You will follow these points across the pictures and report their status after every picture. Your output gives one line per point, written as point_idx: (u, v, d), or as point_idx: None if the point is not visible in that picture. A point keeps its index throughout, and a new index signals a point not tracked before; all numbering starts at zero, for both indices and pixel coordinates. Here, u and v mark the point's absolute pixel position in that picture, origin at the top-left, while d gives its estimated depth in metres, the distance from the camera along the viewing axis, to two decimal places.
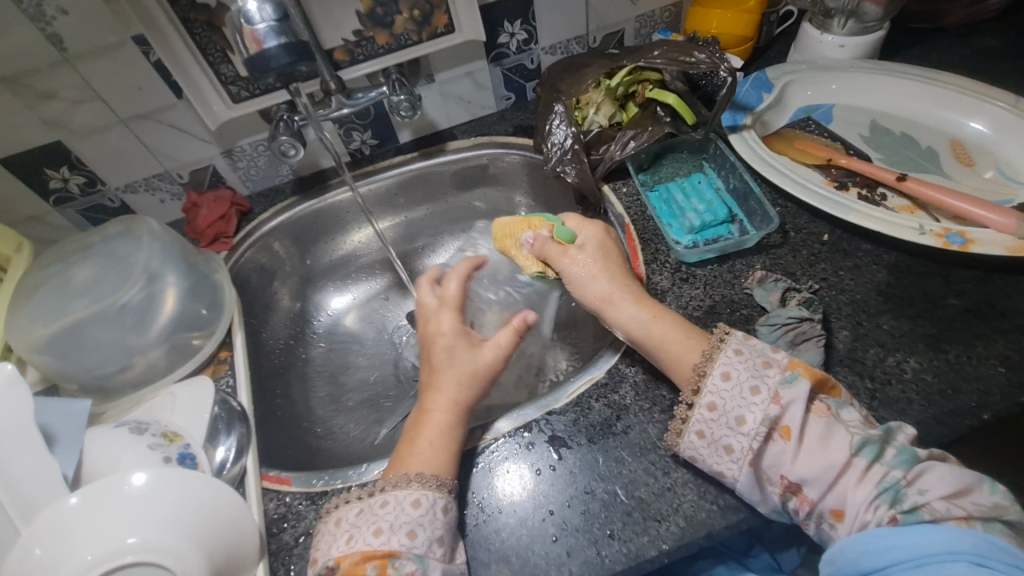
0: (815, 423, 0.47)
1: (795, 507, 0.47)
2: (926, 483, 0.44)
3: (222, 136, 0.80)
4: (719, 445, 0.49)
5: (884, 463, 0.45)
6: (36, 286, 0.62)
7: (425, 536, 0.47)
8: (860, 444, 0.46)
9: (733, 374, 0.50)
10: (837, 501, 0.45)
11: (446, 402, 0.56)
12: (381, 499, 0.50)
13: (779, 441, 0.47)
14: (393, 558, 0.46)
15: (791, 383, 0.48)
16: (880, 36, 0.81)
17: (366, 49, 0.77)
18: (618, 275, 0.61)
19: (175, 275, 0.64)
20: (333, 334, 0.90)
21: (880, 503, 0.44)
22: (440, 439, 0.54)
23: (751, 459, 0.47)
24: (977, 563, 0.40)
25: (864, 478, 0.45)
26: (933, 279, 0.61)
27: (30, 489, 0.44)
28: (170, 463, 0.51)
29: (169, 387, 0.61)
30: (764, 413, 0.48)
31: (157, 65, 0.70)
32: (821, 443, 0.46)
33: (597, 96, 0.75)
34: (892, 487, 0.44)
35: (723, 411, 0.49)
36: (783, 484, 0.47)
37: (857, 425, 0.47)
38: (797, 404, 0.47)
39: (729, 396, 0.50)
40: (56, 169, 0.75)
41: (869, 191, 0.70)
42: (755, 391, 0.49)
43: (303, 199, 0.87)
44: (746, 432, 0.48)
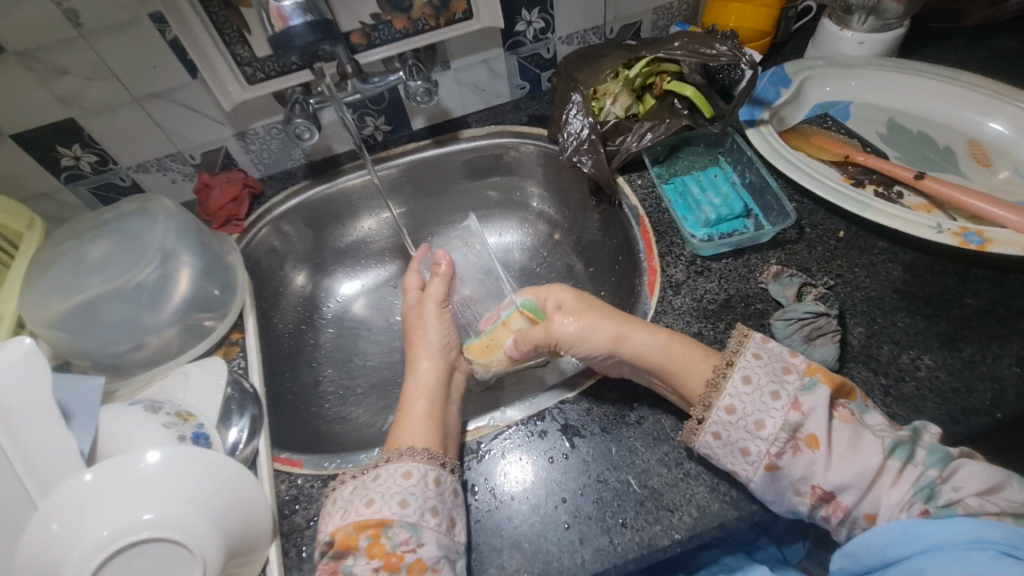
0: (840, 429, 0.47)
1: (825, 515, 0.47)
2: (960, 480, 0.44)
3: (236, 118, 0.79)
4: (736, 448, 0.49)
5: (917, 463, 0.45)
6: (49, 263, 0.62)
7: (417, 505, 0.48)
8: (891, 446, 0.46)
9: (753, 378, 0.50)
10: (871, 505, 0.45)
11: (423, 360, 0.62)
12: (375, 473, 0.51)
13: (806, 450, 0.47)
14: (386, 527, 0.47)
15: (811, 390, 0.48)
16: (900, 33, 0.80)
17: (383, 33, 0.76)
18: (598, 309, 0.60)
19: (189, 255, 0.63)
20: (342, 320, 0.90)
21: (914, 500, 0.44)
22: (421, 404, 0.57)
23: (768, 463, 0.47)
24: (1005, 552, 0.40)
25: (898, 480, 0.45)
26: (948, 278, 0.61)
27: (47, 463, 0.44)
28: (185, 441, 0.51)
29: (181, 367, 0.61)
30: (784, 419, 0.48)
31: (173, 43, 0.69)
32: (849, 449, 0.46)
33: (615, 88, 0.75)
34: (927, 486, 0.44)
35: (741, 414, 0.49)
36: (814, 494, 0.46)
37: (883, 429, 0.48)
38: (819, 411, 0.47)
39: (749, 401, 0.49)
40: (69, 146, 0.75)
41: (885, 189, 0.69)
42: (775, 395, 0.49)
43: (315, 184, 0.87)
44: (766, 437, 0.47)
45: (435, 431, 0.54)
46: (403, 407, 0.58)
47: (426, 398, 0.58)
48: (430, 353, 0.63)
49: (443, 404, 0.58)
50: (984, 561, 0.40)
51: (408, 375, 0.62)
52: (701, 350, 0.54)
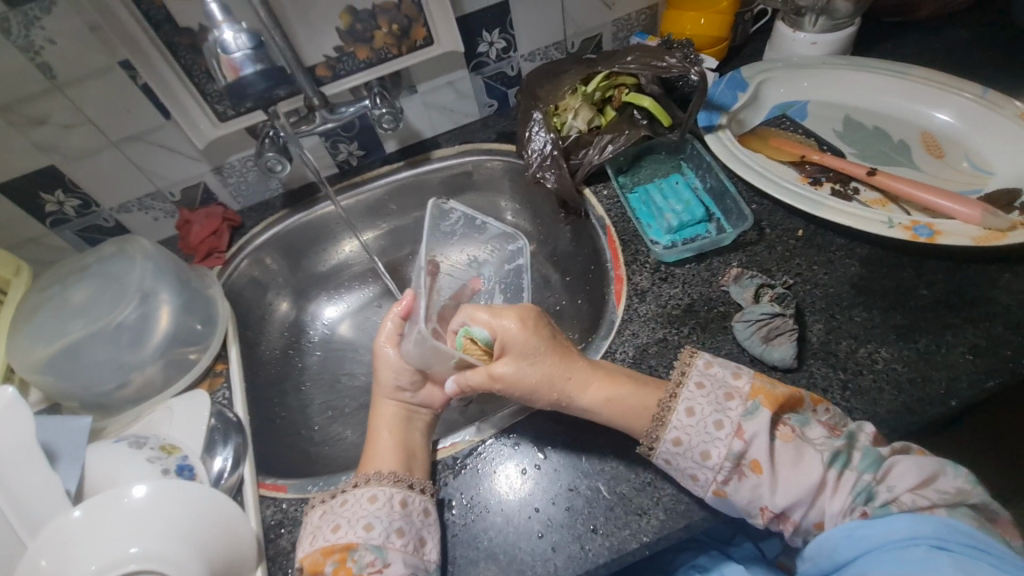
0: (782, 448, 0.49)
1: (779, 526, 0.50)
2: (895, 478, 0.47)
3: (211, 154, 0.82)
4: (687, 474, 0.51)
5: (852, 469, 0.48)
6: (36, 308, 0.65)
7: (382, 528, 0.50)
8: (830, 459, 0.48)
9: (697, 409, 0.52)
10: (817, 515, 0.48)
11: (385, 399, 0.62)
12: (342, 499, 0.53)
13: (751, 475, 0.49)
14: (352, 551, 0.49)
15: (752, 415, 0.50)
16: (851, 32, 0.82)
17: (348, 65, 0.79)
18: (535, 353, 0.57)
19: (169, 292, 0.66)
20: (328, 343, 0.92)
21: (854, 505, 0.47)
22: (387, 437, 0.59)
23: (717, 488, 0.49)
24: (937, 545, 0.43)
25: (838, 488, 0.48)
26: (903, 271, 0.63)
27: (35, 505, 0.46)
28: (169, 474, 0.53)
29: (166, 402, 0.63)
30: (728, 448, 0.49)
31: (144, 88, 0.72)
32: (792, 469, 0.48)
33: (574, 103, 0.77)
34: (864, 490, 0.47)
35: (688, 446, 0.51)
36: (765, 515, 0.49)
37: (822, 442, 0.49)
38: (760, 436, 0.49)
39: (705, 403, 0.52)
40: (52, 193, 0.78)
41: (842, 186, 0.71)
42: (719, 425, 0.51)
43: (293, 212, 0.89)
44: (712, 466, 0.49)
45: (399, 457, 0.57)
46: (370, 438, 0.60)
47: (388, 431, 0.60)
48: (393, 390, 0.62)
49: (406, 434, 0.60)
50: (919, 557, 0.43)
51: (372, 412, 0.63)
52: (641, 396, 0.54)
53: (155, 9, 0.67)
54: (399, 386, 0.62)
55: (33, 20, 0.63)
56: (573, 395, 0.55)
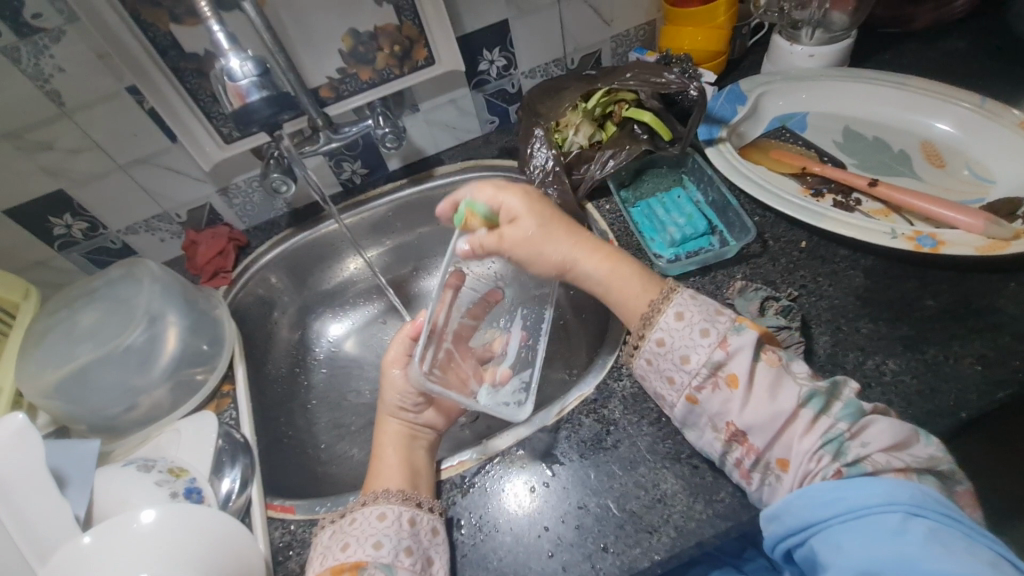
0: (764, 371, 0.52)
1: (738, 457, 0.51)
2: (869, 435, 0.48)
3: (217, 175, 0.83)
4: (664, 375, 0.56)
5: (830, 415, 0.50)
6: (44, 332, 0.65)
7: (392, 546, 0.50)
8: (807, 396, 0.50)
9: (686, 316, 0.57)
10: (782, 450, 0.50)
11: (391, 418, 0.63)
12: (350, 517, 0.53)
13: (724, 389, 0.52)
14: (361, 570, 0.48)
15: (739, 331, 0.54)
16: (848, 44, 0.83)
17: (351, 85, 0.80)
18: (563, 230, 0.65)
19: (176, 314, 0.66)
20: (334, 360, 0.92)
21: (824, 453, 0.48)
22: (393, 455, 0.59)
23: (690, 393, 0.53)
24: (913, 513, 0.43)
25: (810, 430, 0.49)
26: (908, 281, 0.63)
27: (44, 531, 0.46)
28: (177, 498, 0.53)
29: (174, 424, 0.63)
30: (709, 355, 0.53)
31: (150, 113, 0.73)
32: (769, 393, 0.51)
33: (575, 119, 0.79)
34: (835, 438, 0.48)
35: (670, 347, 0.56)
36: (729, 431, 0.52)
37: (804, 378, 0.52)
38: (742, 353, 0.53)
39: (678, 335, 0.56)
40: (60, 217, 0.78)
41: (844, 197, 0.71)
42: (704, 333, 0.55)
43: (298, 231, 0.90)
44: (690, 370, 0.54)
45: (405, 475, 0.57)
46: (376, 456, 0.60)
47: (394, 450, 0.60)
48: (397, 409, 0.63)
49: (410, 454, 0.60)
50: (895, 525, 0.42)
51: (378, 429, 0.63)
52: (641, 283, 0.61)
53: (162, 36, 0.68)
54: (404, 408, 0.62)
55: (43, 50, 0.65)
56: (578, 261, 0.64)
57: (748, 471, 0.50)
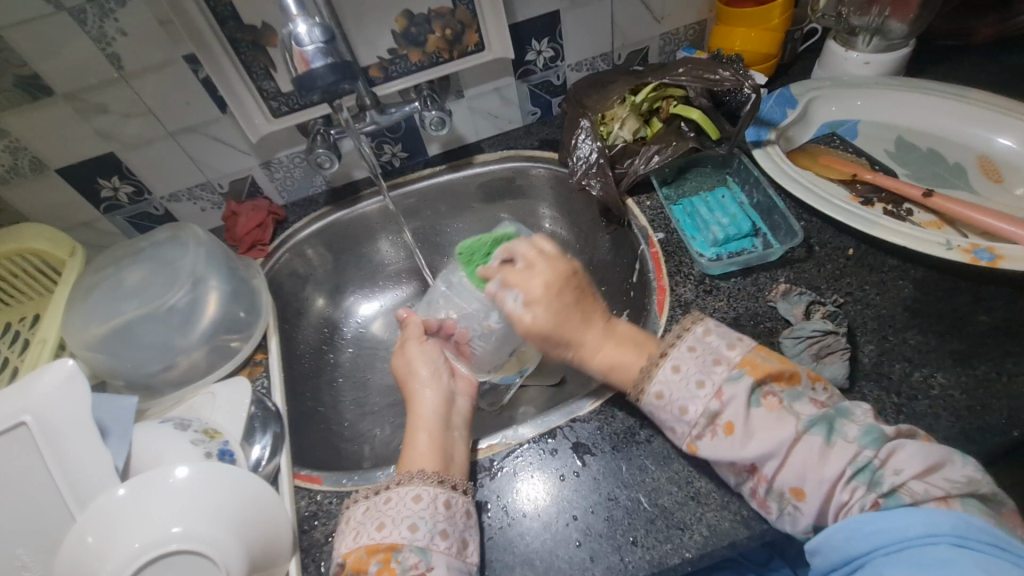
0: (764, 412, 0.49)
1: (751, 487, 0.49)
2: (899, 462, 0.45)
3: (261, 148, 0.84)
4: (666, 426, 0.54)
5: (849, 441, 0.46)
6: (90, 288, 0.66)
7: (427, 529, 0.49)
8: (811, 424, 0.48)
9: (682, 368, 0.53)
10: (795, 480, 0.47)
11: (423, 427, 0.60)
12: (386, 496, 0.52)
13: (723, 435, 0.50)
14: (396, 552, 0.48)
15: (735, 379, 0.51)
16: (905, 53, 0.81)
17: (400, 67, 0.80)
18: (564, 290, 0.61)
19: (218, 279, 0.67)
20: (361, 340, 0.93)
21: (855, 484, 0.45)
22: (423, 439, 0.58)
23: (692, 441, 0.51)
24: (958, 544, 0.40)
25: (830, 456, 0.46)
26: (961, 295, 0.61)
27: (87, 478, 0.47)
28: (211, 457, 0.54)
29: (209, 387, 0.64)
30: (705, 406, 0.51)
31: (204, 82, 0.74)
32: (770, 424, 0.48)
33: (622, 112, 0.77)
34: (865, 467, 0.45)
35: (668, 400, 0.53)
36: (738, 468, 0.49)
37: (808, 411, 0.49)
38: (738, 398, 0.50)
39: (676, 387, 0.53)
40: (108, 179, 0.80)
41: (895, 207, 0.70)
42: (700, 384, 0.52)
43: (336, 209, 0.91)
44: (688, 420, 0.51)
45: (437, 455, 0.56)
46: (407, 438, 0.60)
47: (426, 432, 0.59)
48: (427, 422, 0.60)
49: (444, 429, 0.60)
50: (938, 556, 0.40)
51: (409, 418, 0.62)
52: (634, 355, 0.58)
53: (223, 6, 0.69)
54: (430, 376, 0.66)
55: (108, 13, 0.66)
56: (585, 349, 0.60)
57: (764, 500, 0.49)
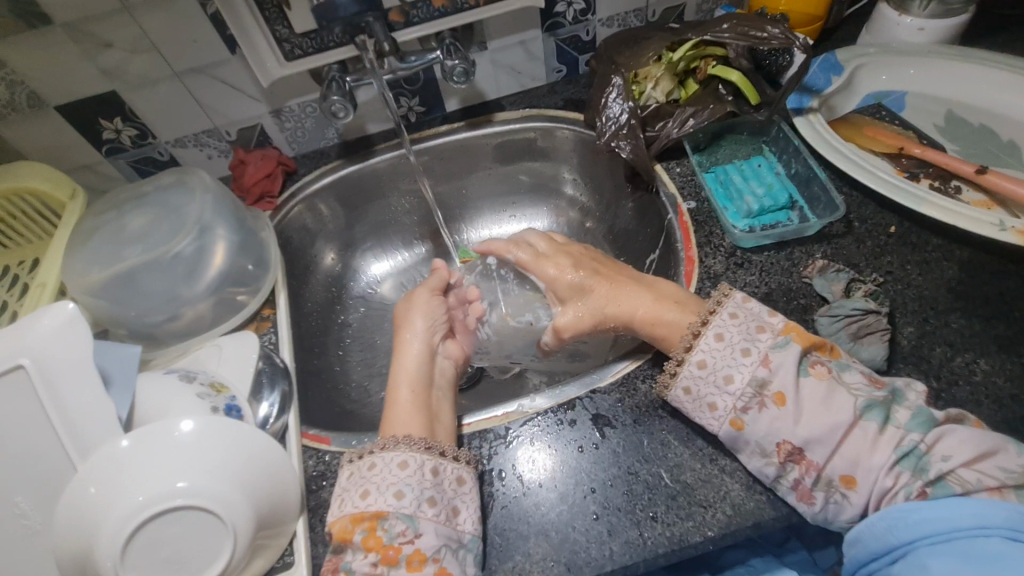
0: (814, 386, 0.47)
1: (795, 478, 0.46)
2: (948, 449, 0.43)
3: (272, 95, 0.79)
4: (703, 402, 0.50)
5: (898, 425, 0.45)
6: (91, 232, 0.63)
7: (414, 497, 0.48)
8: (865, 406, 0.45)
9: (726, 336, 0.51)
10: (846, 466, 0.45)
11: (405, 386, 0.57)
12: (370, 462, 0.50)
13: (771, 407, 0.47)
14: (382, 520, 0.47)
15: (782, 347, 0.48)
16: (964, 20, 0.75)
17: (421, 11, 0.75)
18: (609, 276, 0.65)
19: (225, 229, 0.64)
20: (371, 301, 0.90)
21: (901, 470, 0.43)
22: (407, 391, 0.57)
23: (733, 417, 0.48)
24: (1010, 537, 0.38)
25: (880, 444, 0.44)
26: (1009, 279, 0.58)
27: (88, 426, 0.45)
28: (218, 413, 0.51)
29: (215, 340, 0.62)
30: (752, 374, 0.48)
31: (213, 17, 0.70)
32: (822, 405, 0.46)
33: (657, 71, 0.73)
34: (911, 452, 0.43)
35: (711, 368, 0.50)
36: (782, 451, 0.47)
37: (860, 387, 0.47)
38: (786, 368, 0.47)
39: (720, 356, 0.50)
40: (110, 119, 0.76)
41: (942, 183, 0.66)
42: (745, 352, 0.49)
43: (348, 163, 0.87)
44: (733, 391, 0.49)
45: (420, 413, 0.54)
46: (393, 378, 0.59)
47: (410, 381, 0.58)
48: (410, 379, 0.58)
49: (427, 390, 0.58)
50: (988, 550, 0.38)
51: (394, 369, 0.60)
52: (684, 315, 0.55)
53: None
54: (430, 334, 0.63)
55: None
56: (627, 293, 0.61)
57: (809, 491, 0.46)
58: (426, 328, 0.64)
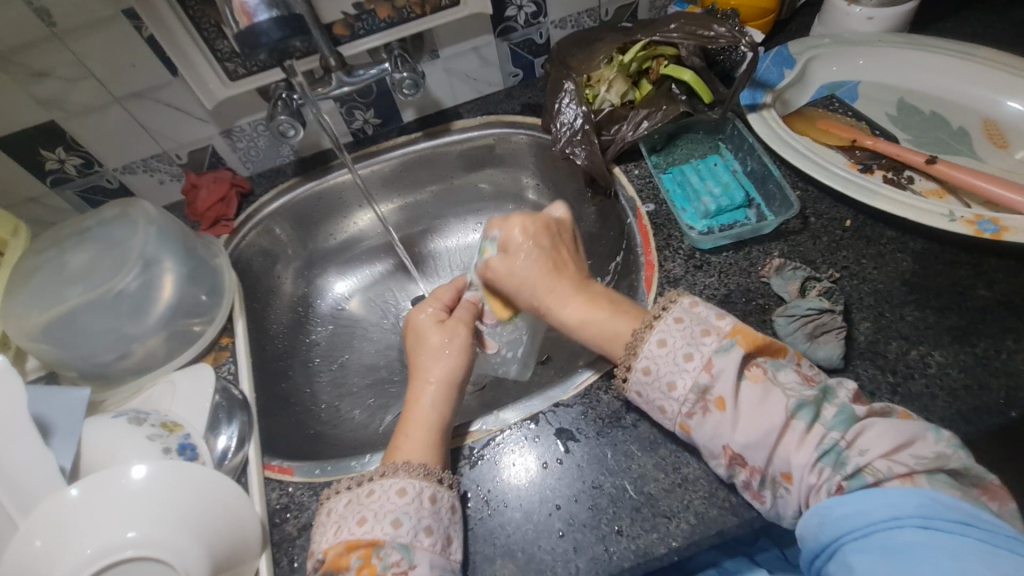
0: (747, 389, 0.46)
1: (744, 480, 0.46)
2: (866, 442, 0.42)
3: (220, 116, 0.77)
4: (655, 405, 0.50)
5: (821, 424, 0.44)
6: (33, 271, 0.61)
7: (410, 525, 0.46)
8: (795, 406, 0.44)
9: (669, 341, 0.49)
10: (782, 465, 0.44)
11: (423, 427, 0.54)
12: (368, 488, 0.49)
13: (714, 412, 0.46)
14: (377, 548, 0.46)
15: (725, 351, 0.47)
16: (911, 7, 0.76)
17: (366, 24, 0.73)
18: (557, 272, 0.56)
19: (173, 261, 0.62)
20: (338, 319, 0.89)
21: (823, 467, 0.42)
22: (427, 432, 0.53)
23: (682, 420, 0.48)
24: (924, 525, 0.38)
25: (804, 442, 0.43)
26: (962, 268, 0.58)
27: (26, 481, 0.43)
28: (170, 454, 0.50)
29: (169, 376, 0.60)
30: (694, 380, 0.47)
31: (150, 41, 0.67)
32: (755, 407, 0.45)
33: (609, 74, 0.72)
34: (831, 449, 0.43)
35: (656, 375, 0.49)
36: (728, 454, 0.46)
37: (793, 386, 0.46)
38: (728, 372, 0.46)
39: (663, 362, 0.49)
40: (52, 150, 0.73)
41: (895, 174, 0.66)
42: (688, 357, 0.48)
43: (305, 180, 0.85)
44: (677, 398, 0.48)
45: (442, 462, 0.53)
46: (408, 417, 0.55)
47: (430, 427, 0.54)
48: (429, 417, 0.55)
49: (446, 430, 0.54)
50: (905, 540, 0.38)
51: (411, 399, 0.56)
52: (620, 326, 0.53)
53: None
54: (455, 377, 0.58)
55: None
56: (550, 306, 0.55)
57: (759, 491, 0.45)
58: (450, 368, 0.58)
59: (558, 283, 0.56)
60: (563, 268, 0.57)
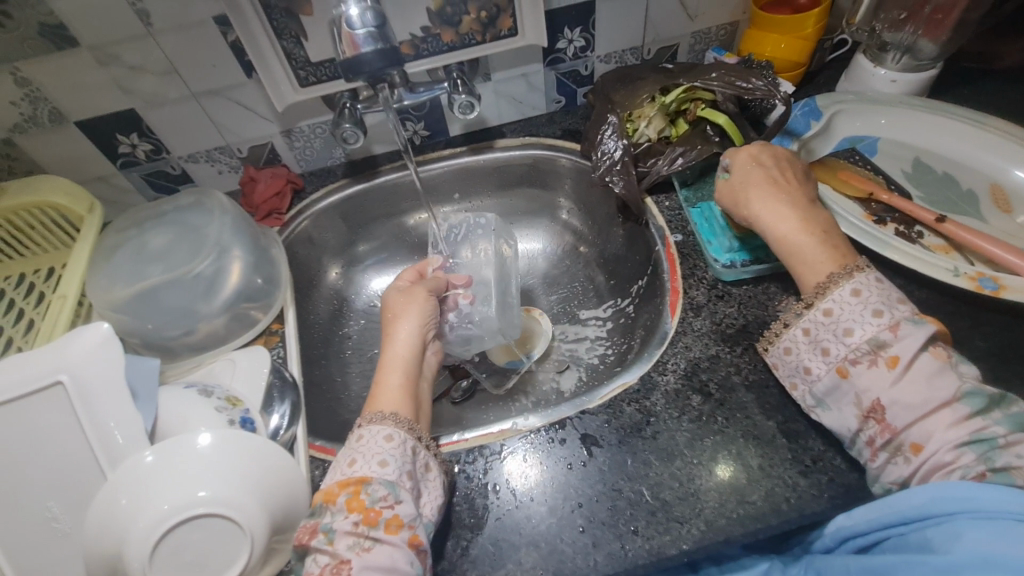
0: (928, 360, 0.50)
1: (871, 435, 0.51)
2: None
3: (284, 116, 0.83)
4: (819, 346, 0.55)
5: (987, 418, 0.47)
6: (114, 248, 0.67)
7: (395, 467, 0.52)
8: (970, 389, 0.48)
9: (863, 292, 0.54)
10: (920, 435, 0.48)
11: (392, 376, 0.61)
12: (358, 433, 0.55)
13: (881, 366, 0.51)
14: (365, 484, 0.51)
15: (915, 323, 0.52)
16: (933, 74, 0.82)
17: (430, 45, 0.79)
18: (771, 187, 0.62)
19: (241, 249, 0.67)
20: (371, 314, 0.94)
21: (966, 450, 0.46)
22: (397, 380, 0.60)
23: (841, 366, 0.53)
24: None
25: (960, 423, 0.47)
26: (963, 319, 0.64)
27: (114, 437, 0.48)
28: (234, 425, 0.55)
29: (228, 355, 0.65)
30: (874, 333, 0.52)
31: (234, 45, 0.73)
32: (927, 379, 0.49)
33: (649, 111, 0.78)
34: (986, 440, 0.46)
35: (836, 318, 0.54)
36: (868, 408, 0.51)
37: (972, 378, 0.50)
38: (911, 339, 0.50)
39: (849, 308, 0.54)
40: (127, 135, 0.79)
41: (906, 228, 0.72)
42: (878, 313, 0.52)
43: (354, 182, 0.90)
44: (849, 342, 0.53)
45: (409, 405, 0.58)
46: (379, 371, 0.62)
47: (398, 374, 0.61)
48: (395, 368, 0.61)
49: (414, 380, 0.61)
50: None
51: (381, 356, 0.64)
52: (823, 256, 0.58)
53: None
54: (417, 336, 0.65)
55: None
56: (761, 216, 0.62)
57: (875, 449, 0.51)
58: (411, 330, 0.65)
59: (781, 202, 0.61)
60: (785, 184, 0.63)
